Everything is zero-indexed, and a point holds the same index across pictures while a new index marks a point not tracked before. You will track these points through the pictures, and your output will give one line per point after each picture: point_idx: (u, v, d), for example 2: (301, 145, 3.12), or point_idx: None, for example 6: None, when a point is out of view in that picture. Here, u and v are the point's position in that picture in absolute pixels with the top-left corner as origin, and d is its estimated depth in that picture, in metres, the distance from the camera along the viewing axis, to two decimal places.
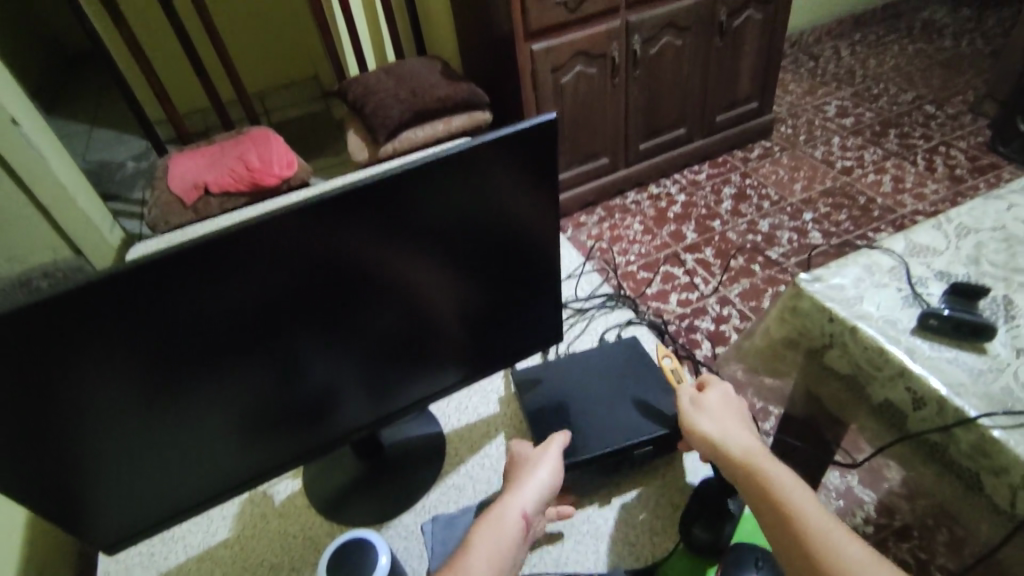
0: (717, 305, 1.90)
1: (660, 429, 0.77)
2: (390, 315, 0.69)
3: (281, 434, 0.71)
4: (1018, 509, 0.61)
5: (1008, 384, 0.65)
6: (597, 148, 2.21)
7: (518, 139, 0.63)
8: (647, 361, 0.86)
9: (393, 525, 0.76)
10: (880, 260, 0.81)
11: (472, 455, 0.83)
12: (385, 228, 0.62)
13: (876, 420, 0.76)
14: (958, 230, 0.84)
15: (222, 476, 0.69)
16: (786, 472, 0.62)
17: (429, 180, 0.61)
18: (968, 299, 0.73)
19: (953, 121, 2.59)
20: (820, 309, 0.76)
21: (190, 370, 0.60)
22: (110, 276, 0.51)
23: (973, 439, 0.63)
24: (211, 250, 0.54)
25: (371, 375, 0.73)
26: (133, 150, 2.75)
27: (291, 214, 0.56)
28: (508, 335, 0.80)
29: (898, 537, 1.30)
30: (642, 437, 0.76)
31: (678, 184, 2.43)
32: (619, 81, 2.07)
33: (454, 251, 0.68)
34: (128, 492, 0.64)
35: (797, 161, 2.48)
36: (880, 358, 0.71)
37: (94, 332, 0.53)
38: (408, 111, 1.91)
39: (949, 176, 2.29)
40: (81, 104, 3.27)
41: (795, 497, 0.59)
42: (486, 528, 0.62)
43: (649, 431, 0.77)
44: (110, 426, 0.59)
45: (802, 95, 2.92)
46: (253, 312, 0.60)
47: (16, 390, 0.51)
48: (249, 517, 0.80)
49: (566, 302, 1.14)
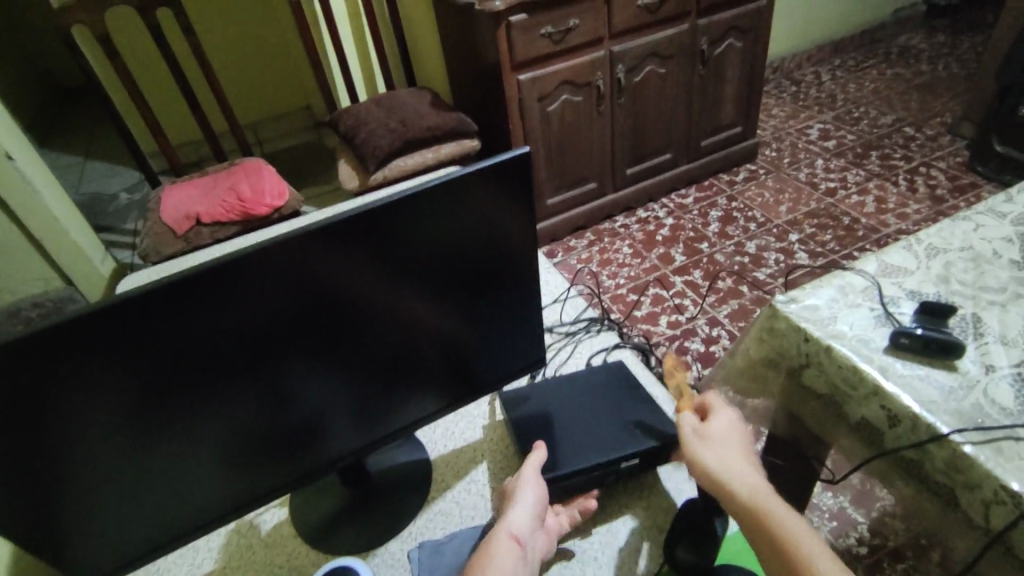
0: (707, 327, 1.92)
1: (645, 443, 0.77)
2: (377, 342, 0.71)
3: (268, 463, 0.72)
4: (993, 523, 0.62)
5: (979, 401, 0.67)
6: (585, 174, 2.25)
7: (498, 170, 0.65)
8: (632, 381, 0.87)
9: (380, 553, 0.77)
10: (853, 281, 0.83)
11: (459, 481, 0.83)
12: (369, 257, 0.64)
13: (855, 438, 0.77)
14: (927, 250, 0.87)
15: (209, 506, 0.69)
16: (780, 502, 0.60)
17: (412, 211, 0.63)
18: (938, 317, 0.75)
19: (933, 142, 2.65)
20: (796, 330, 0.78)
21: (177, 401, 0.61)
22: (99, 308, 0.52)
23: (946, 455, 0.65)
24: (200, 281, 0.56)
25: (357, 402, 0.74)
26: (127, 182, 2.78)
27: (278, 245, 0.58)
28: (494, 360, 0.81)
29: (892, 558, 1.30)
30: (628, 449, 0.77)
31: (666, 208, 2.47)
32: (604, 109, 2.12)
33: (438, 279, 0.69)
34: (116, 522, 0.64)
35: (782, 184, 2.52)
36: (855, 377, 0.72)
37: (83, 364, 0.54)
38: (398, 141, 1.94)
39: (930, 196, 2.33)
40: (76, 137, 3.30)
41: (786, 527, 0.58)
42: (481, 558, 0.61)
43: (635, 445, 0.77)
44: (99, 457, 0.59)
45: (785, 119, 2.98)
46: (240, 341, 0.61)
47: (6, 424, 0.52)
48: (236, 548, 0.79)
49: (552, 326, 1.13)
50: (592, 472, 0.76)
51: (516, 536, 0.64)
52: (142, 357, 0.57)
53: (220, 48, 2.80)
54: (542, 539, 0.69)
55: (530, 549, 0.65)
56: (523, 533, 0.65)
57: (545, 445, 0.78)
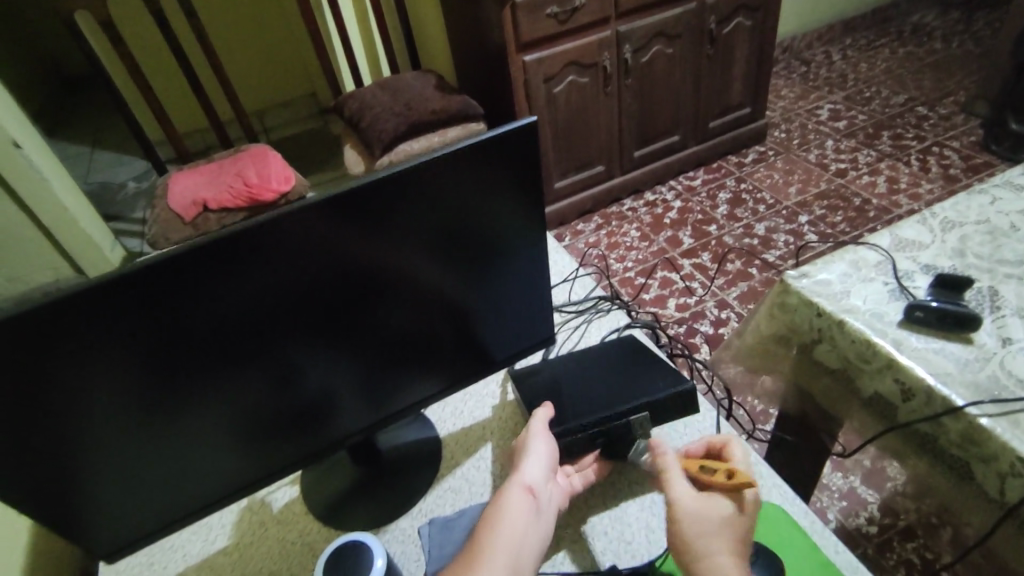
0: (716, 309, 1.91)
1: (650, 396, 0.76)
2: (386, 320, 0.70)
3: (276, 441, 0.72)
4: (1008, 496, 0.61)
5: (995, 373, 0.66)
6: (592, 156, 2.23)
7: (503, 143, 0.64)
8: (639, 348, 0.86)
9: (390, 530, 0.77)
10: (866, 255, 0.82)
11: (468, 458, 0.83)
12: (376, 231, 0.63)
13: (867, 413, 0.76)
14: (942, 224, 0.86)
15: (218, 484, 0.70)
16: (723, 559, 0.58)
17: (416, 184, 0.62)
18: (953, 290, 0.74)
19: (946, 121, 2.60)
20: (808, 305, 0.77)
21: (185, 379, 0.61)
22: (102, 281, 0.52)
23: (961, 427, 0.64)
24: (203, 255, 0.56)
25: (367, 381, 0.74)
26: (134, 171, 2.79)
27: (281, 219, 0.58)
28: (501, 337, 0.80)
29: (903, 536, 1.29)
30: (633, 403, 0.76)
31: (674, 190, 2.45)
32: (611, 90, 2.10)
33: (445, 253, 0.69)
34: (127, 498, 0.65)
35: (792, 165, 2.49)
36: (868, 351, 0.72)
37: (88, 339, 0.54)
38: (403, 124, 1.92)
39: (943, 175, 2.30)
40: (83, 127, 3.31)
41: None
42: (495, 509, 0.61)
43: (640, 398, 0.76)
44: (108, 435, 0.60)
45: (795, 100, 2.94)
46: (247, 317, 0.61)
47: (13, 399, 0.52)
48: (248, 525, 0.80)
49: (560, 305, 1.09)
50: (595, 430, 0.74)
51: (530, 488, 0.64)
52: (147, 332, 0.57)
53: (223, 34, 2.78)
54: (557, 489, 0.69)
55: (545, 498, 0.65)
56: (536, 485, 0.65)
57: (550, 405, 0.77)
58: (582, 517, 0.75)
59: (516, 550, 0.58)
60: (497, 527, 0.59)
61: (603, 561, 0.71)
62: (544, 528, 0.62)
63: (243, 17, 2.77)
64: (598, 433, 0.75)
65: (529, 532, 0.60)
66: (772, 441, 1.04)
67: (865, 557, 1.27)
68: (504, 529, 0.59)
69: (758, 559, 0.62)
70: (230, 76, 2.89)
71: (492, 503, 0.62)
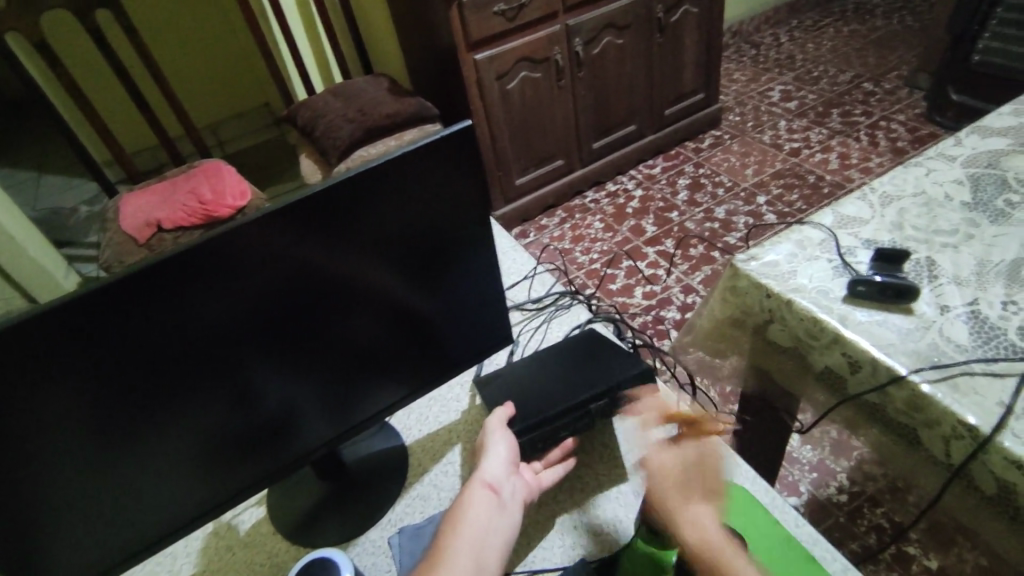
0: (682, 294, 1.94)
1: (608, 383, 0.77)
2: (338, 335, 0.70)
3: (238, 462, 0.71)
4: (953, 458, 0.64)
5: (935, 341, 0.69)
6: (551, 150, 2.24)
7: (445, 147, 0.64)
8: (598, 340, 0.87)
9: (360, 542, 0.76)
10: (810, 234, 0.84)
11: (436, 464, 0.83)
12: (320, 244, 0.63)
13: (821, 388, 0.78)
14: (881, 199, 0.88)
15: (183, 509, 0.68)
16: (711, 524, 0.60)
17: (361, 192, 0.62)
18: (893, 263, 0.76)
19: (891, 95, 2.68)
20: (757, 286, 0.79)
21: (137, 404, 0.60)
22: (41, 312, 0.50)
23: (905, 395, 0.66)
24: (144, 280, 0.54)
25: (327, 394, 0.73)
26: (84, 194, 2.70)
27: (222, 236, 0.56)
28: (464, 337, 0.80)
29: (871, 503, 1.34)
30: (593, 392, 0.76)
31: (634, 179, 2.48)
32: (565, 84, 2.11)
33: (396, 259, 0.69)
34: (84, 534, 0.63)
35: (747, 147, 2.54)
36: (816, 327, 0.73)
37: (28, 374, 0.52)
38: (358, 129, 1.90)
39: (892, 149, 2.37)
40: (28, 152, 3.20)
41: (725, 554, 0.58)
42: (457, 509, 0.62)
43: (599, 385, 0.77)
44: (58, 470, 0.58)
45: (746, 83, 2.99)
46: (196, 341, 0.60)
47: None
48: (215, 550, 0.79)
49: (520, 303, 1.09)
50: (568, 415, 0.76)
51: (491, 485, 0.65)
52: (93, 363, 0.55)
53: (168, 47, 2.71)
54: (523, 482, 0.69)
55: (508, 493, 0.65)
56: (496, 481, 0.66)
57: (512, 401, 0.78)
58: (550, 513, 0.76)
59: (479, 548, 0.58)
60: (458, 527, 0.60)
61: (573, 552, 0.72)
62: (511, 522, 0.62)
63: (188, 29, 2.70)
64: (564, 421, 0.76)
65: (492, 526, 0.61)
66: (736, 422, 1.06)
67: (836, 525, 1.31)
68: (465, 528, 0.59)
69: None
70: (178, 90, 2.82)
71: (454, 503, 0.63)
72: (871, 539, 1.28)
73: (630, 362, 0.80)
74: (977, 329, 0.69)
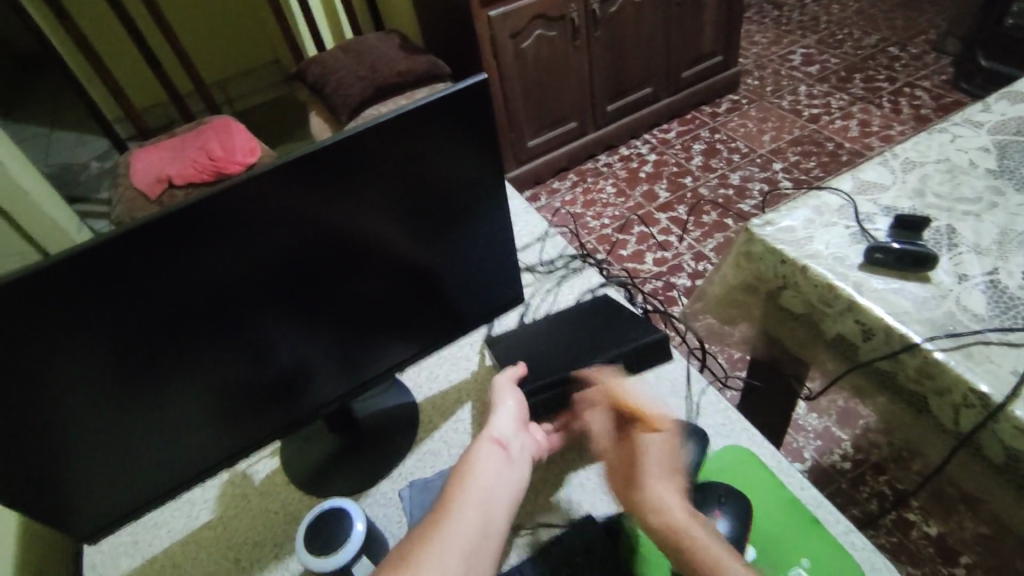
0: (693, 261, 1.93)
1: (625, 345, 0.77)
2: (349, 293, 0.70)
3: (249, 415, 0.72)
4: (963, 426, 0.64)
5: (951, 309, 0.68)
6: (564, 112, 2.20)
7: (459, 103, 0.63)
8: (614, 305, 0.87)
9: (372, 493, 0.78)
10: (828, 200, 0.82)
11: (445, 422, 0.84)
12: (329, 200, 0.62)
13: (832, 355, 0.78)
14: (903, 165, 0.86)
15: (196, 458, 0.70)
16: (678, 505, 0.58)
17: (372, 148, 0.61)
18: (912, 230, 0.75)
19: (917, 61, 2.59)
20: (772, 252, 0.78)
21: (153, 355, 0.61)
22: (51, 262, 0.50)
23: (918, 363, 0.66)
24: (159, 232, 0.54)
25: (336, 352, 0.74)
26: (96, 150, 2.70)
27: (228, 190, 0.56)
28: (474, 296, 0.80)
29: (875, 471, 1.35)
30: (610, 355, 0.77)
31: (648, 144, 2.43)
32: (580, 44, 2.06)
33: (407, 217, 0.68)
34: (103, 479, 0.65)
35: (765, 113, 2.48)
36: (830, 294, 0.73)
37: (39, 324, 0.53)
38: (369, 87, 1.87)
39: (915, 116, 2.31)
40: (38, 106, 3.18)
41: (688, 531, 0.56)
42: (466, 463, 0.63)
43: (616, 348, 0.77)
44: (79, 416, 0.60)
45: (768, 46, 2.90)
46: (206, 295, 0.61)
47: None
48: (230, 499, 0.81)
49: (531, 266, 1.08)
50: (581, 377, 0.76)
51: (500, 440, 0.66)
52: (105, 316, 0.56)
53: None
54: (533, 439, 0.70)
55: (517, 449, 0.66)
56: (505, 437, 0.67)
57: (523, 362, 0.78)
58: (560, 472, 0.77)
59: (489, 500, 0.59)
60: (467, 480, 0.61)
61: (578, 510, 0.73)
62: (519, 475, 0.64)
63: None
64: (573, 384, 0.76)
65: (501, 480, 0.62)
66: (744, 388, 1.06)
67: (839, 491, 1.33)
68: (474, 481, 0.60)
69: (727, 501, 0.64)
70: (187, 47, 2.78)
71: (464, 457, 0.64)
72: (872, 505, 1.30)
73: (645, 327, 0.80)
74: (995, 298, 0.68)
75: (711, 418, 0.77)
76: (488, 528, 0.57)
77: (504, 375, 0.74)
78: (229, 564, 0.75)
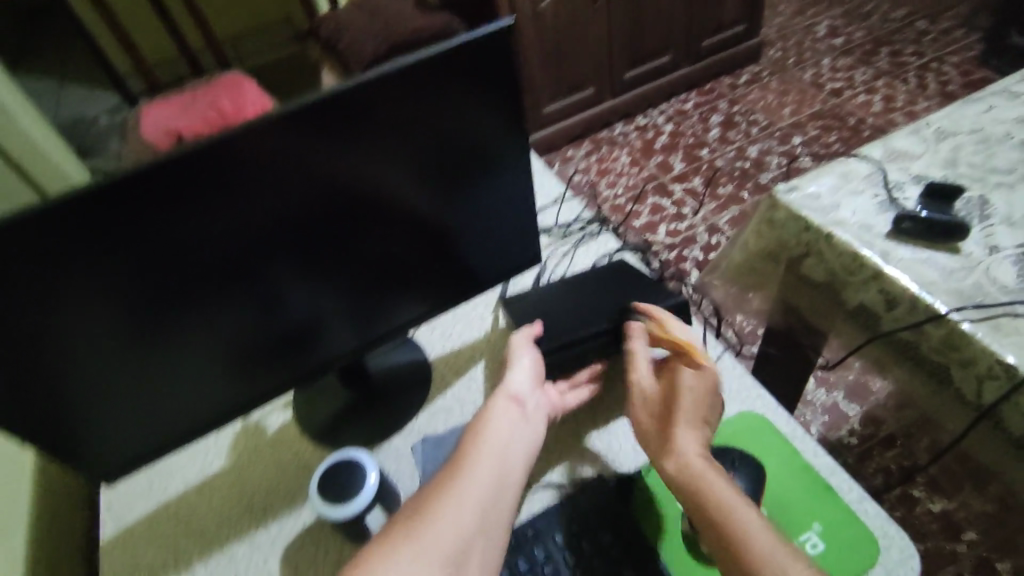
0: (707, 233, 1.91)
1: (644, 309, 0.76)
2: (364, 247, 0.69)
3: (264, 365, 0.72)
4: (985, 398, 0.63)
5: (979, 280, 0.67)
6: (581, 78, 2.16)
7: (485, 52, 0.61)
8: (632, 269, 0.85)
9: (384, 447, 0.79)
10: (857, 167, 0.80)
11: (458, 379, 0.84)
12: (347, 149, 0.61)
13: (853, 325, 0.77)
14: (937, 134, 0.84)
15: (211, 405, 0.71)
16: (701, 455, 0.58)
17: (394, 96, 0.60)
18: (943, 199, 0.73)
19: (946, 35, 2.51)
20: (797, 218, 0.77)
21: (170, 300, 0.61)
22: (70, 203, 0.50)
23: (942, 334, 0.65)
24: (178, 174, 0.54)
25: (352, 305, 0.74)
26: (107, 105, 2.67)
27: (246, 135, 0.55)
28: (491, 255, 0.79)
29: (883, 446, 1.35)
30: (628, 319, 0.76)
31: (666, 114, 2.38)
32: (600, 7, 2.00)
33: (427, 170, 0.67)
34: (120, 421, 0.66)
35: (786, 85, 2.42)
36: (855, 262, 0.72)
37: (56, 265, 0.52)
38: (383, 45, 1.83)
39: (941, 92, 2.25)
40: (48, 59, 3.14)
41: (709, 480, 0.56)
42: (481, 417, 0.63)
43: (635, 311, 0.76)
44: (97, 357, 0.60)
45: (792, 16, 2.81)
46: (222, 243, 0.60)
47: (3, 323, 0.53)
48: (244, 448, 0.82)
49: (548, 228, 1.07)
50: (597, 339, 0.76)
51: (515, 397, 0.66)
52: (123, 257, 0.55)
53: None
54: (546, 399, 0.71)
55: (531, 405, 0.67)
56: (520, 393, 0.67)
57: (538, 323, 0.78)
58: (573, 433, 0.77)
59: (503, 454, 0.59)
60: (482, 433, 0.61)
61: (608, 452, 0.73)
62: (534, 430, 0.64)
63: None
64: (589, 346, 0.76)
65: (515, 435, 0.62)
66: (758, 358, 1.05)
67: (846, 465, 1.33)
68: (489, 435, 0.61)
69: (740, 464, 0.64)
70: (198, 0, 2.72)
71: (479, 412, 0.64)
72: (877, 480, 1.30)
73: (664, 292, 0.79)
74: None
75: (727, 384, 0.76)
76: (502, 480, 0.57)
77: (517, 335, 0.74)
78: (244, 510, 0.76)
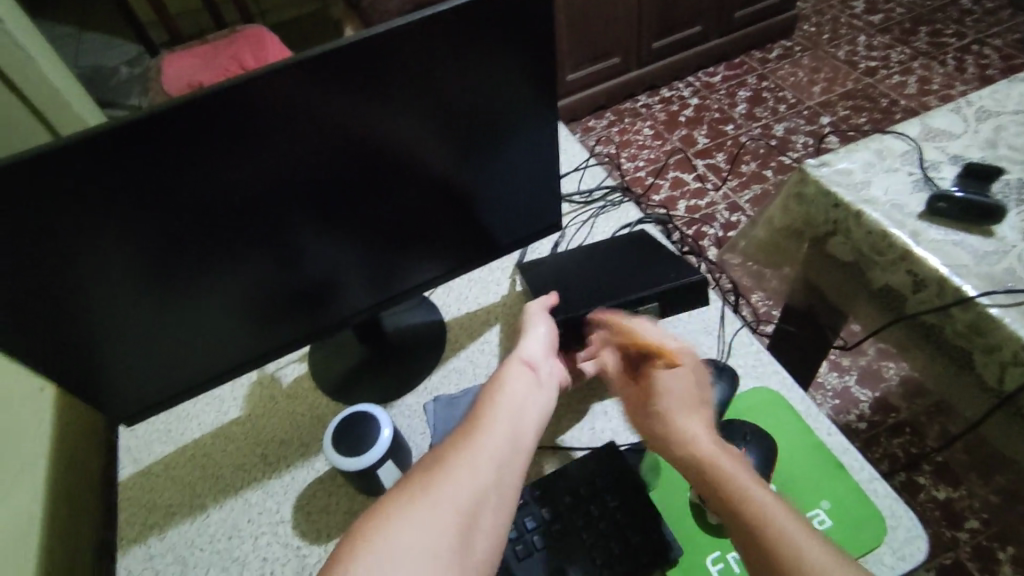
0: (727, 212, 1.88)
1: (665, 283, 0.76)
2: (384, 204, 0.69)
3: (282, 318, 0.73)
4: (1006, 385, 0.63)
5: (1011, 265, 0.65)
6: (607, 46, 2.11)
7: (516, 8, 0.59)
8: (653, 242, 0.84)
9: (397, 404, 0.80)
10: (892, 145, 0.78)
11: (472, 342, 0.85)
12: (371, 101, 0.60)
13: (875, 307, 0.76)
14: (979, 114, 0.81)
15: (230, 354, 0.72)
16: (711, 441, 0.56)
17: (422, 49, 0.58)
18: (981, 180, 0.71)
19: (991, 16, 2.41)
20: (826, 195, 0.75)
21: (192, 246, 0.61)
22: (97, 142, 0.50)
23: (969, 318, 0.64)
24: (205, 119, 0.53)
25: (370, 262, 0.73)
26: (127, 54, 2.63)
27: (273, 84, 0.54)
28: (511, 220, 0.79)
29: (890, 433, 1.34)
30: (648, 292, 0.75)
31: (692, 87, 2.32)
32: None
33: (452, 128, 0.66)
34: (141, 365, 0.67)
35: (819, 62, 2.34)
36: (883, 243, 0.70)
37: (77, 205, 0.53)
38: (408, 4, 1.79)
39: (980, 76, 2.17)
40: (68, 6, 3.10)
41: (721, 464, 0.54)
42: (497, 381, 0.63)
43: (656, 284, 0.76)
44: (120, 300, 0.61)
45: None
46: (243, 192, 0.60)
47: (32, 260, 0.53)
48: (258, 398, 0.83)
49: (569, 195, 1.05)
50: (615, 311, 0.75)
51: (530, 362, 0.66)
52: (147, 201, 0.56)
53: None
54: (560, 367, 0.70)
55: (546, 372, 0.66)
56: (535, 359, 0.67)
57: (556, 291, 0.77)
58: (584, 401, 0.78)
59: (516, 417, 0.59)
60: (497, 397, 0.61)
61: (620, 420, 0.75)
62: (548, 396, 0.64)
63: None
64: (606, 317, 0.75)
65: (530, 400, 0.62)
66: (772, 337, 1.05)
67: None
68: (504, 399, 0.61)
69: (751, 438, 0.64)
70: None
71: (493, 377, 0.64)
72: (883, 466, 1.30)
73: (685, 266, 0.78)
74: None
75: (743, 359, 0.76)
76: (516, 445, 0.57)
77: (536, 302, 0.73)
78: (257, 459, 0.77)
